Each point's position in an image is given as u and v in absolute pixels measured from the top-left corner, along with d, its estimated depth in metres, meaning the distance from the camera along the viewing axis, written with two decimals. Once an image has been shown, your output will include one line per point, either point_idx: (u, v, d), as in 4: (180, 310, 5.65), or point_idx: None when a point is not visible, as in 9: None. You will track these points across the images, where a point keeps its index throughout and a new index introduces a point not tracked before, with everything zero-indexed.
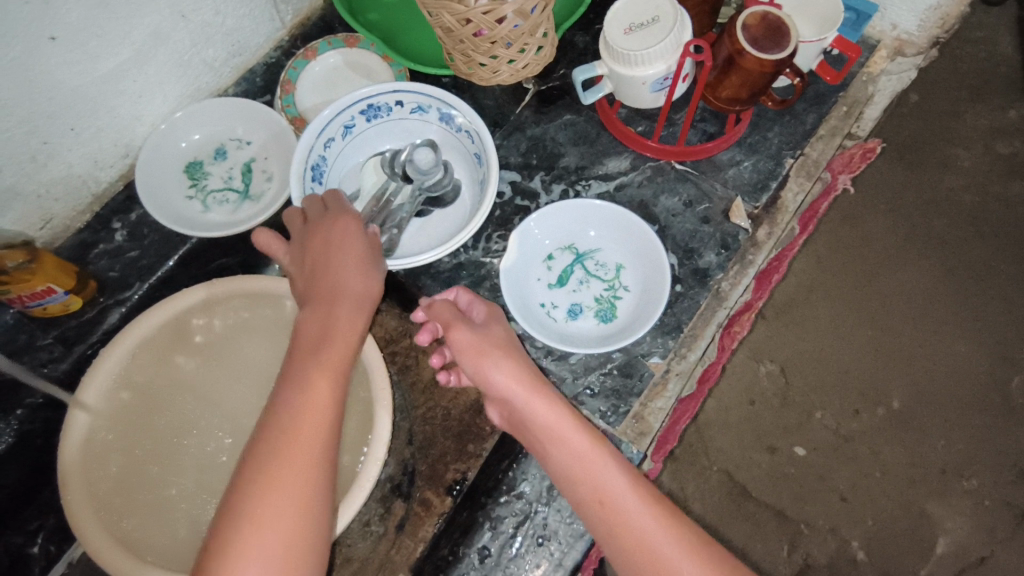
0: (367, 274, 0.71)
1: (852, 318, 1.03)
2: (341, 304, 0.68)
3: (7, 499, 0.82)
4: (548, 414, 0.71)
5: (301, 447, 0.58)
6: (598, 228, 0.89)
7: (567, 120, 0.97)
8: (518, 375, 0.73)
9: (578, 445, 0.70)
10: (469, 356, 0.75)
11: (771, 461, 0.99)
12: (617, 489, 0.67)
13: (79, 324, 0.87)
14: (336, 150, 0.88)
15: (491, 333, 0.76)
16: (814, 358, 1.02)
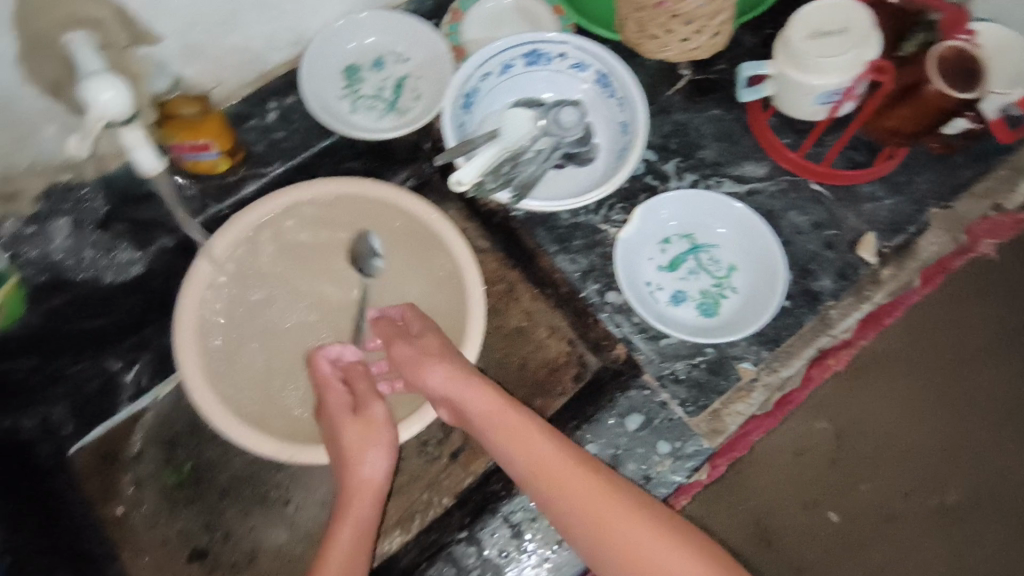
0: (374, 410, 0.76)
1: (926, 400, 0.95)
2: (365, 448, 0.75)
3: (121, 324, 0.89)
4: (499, 418, 0.71)
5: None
6: (722, 223, 0.88)
7: (715, 114, 0.95)
8: (456, 379, 0.74)
9: (532, 457, 0.68)
10: (411, 367, 0.76)
11: (805, 518, 0.92)
12: (586, 493, 0.65)
13: (219, 185, 0.92)
14: (489, 85, 0.90)
15: (426, 341, 0.77)
16: (875, 428, 0.94)
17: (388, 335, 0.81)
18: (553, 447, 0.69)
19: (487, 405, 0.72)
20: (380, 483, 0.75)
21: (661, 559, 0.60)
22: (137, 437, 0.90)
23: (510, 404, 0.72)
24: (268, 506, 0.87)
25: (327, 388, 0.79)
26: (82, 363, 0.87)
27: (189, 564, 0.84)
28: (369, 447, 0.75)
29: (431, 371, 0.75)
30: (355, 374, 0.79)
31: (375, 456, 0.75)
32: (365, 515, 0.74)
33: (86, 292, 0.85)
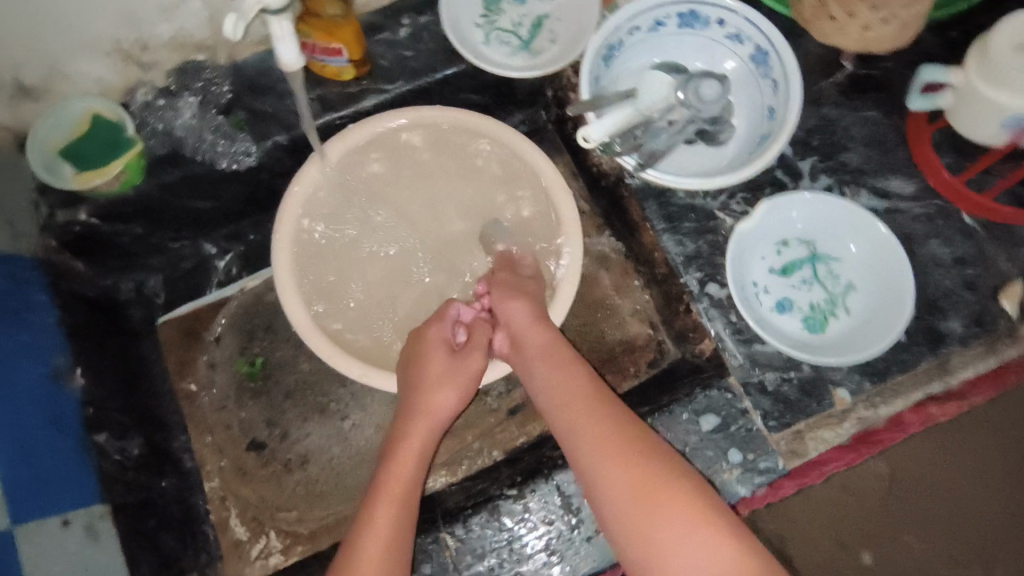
0: (455, 361, 0.77)
1: (1006, 474, 0.87)
2: (450, 380, 0.76)
3: (226, 212, 0.93)
4: (544, 353, 0.75)
5: (385, 522, 0.67)
6: (852, 237, 0.80)
7: (870, 116, 0.86)
8: (533, 320, 0.76)
9: (593, 414, 0.69)
10: (496, 301, 0.79)
11: (835, 555, 0.86)
12: (602, 432, 0.67)
13: (339, 95, 0.90)
14: (635, 41, 0.84)
15: (520, 282, 0.80)
16: (941, 487, 0.87)
17: (501, 287, 0.80)
18: (587, 387, 0.71)
19: (540, 341, 0.75)
20: (441, 414, 0.75)
21: (659, 504, 0.62)
22: (219, 322, 0.93)
23: (561, 344, 0.76)
24: (327, 416, 0.89)
25: (440, 330, 0.79)
26: (182, 240, 0.92)
27: (247, 452, 0.87)
28: (447, 382, 0.76)
29: (518, 312, 0.77)
30: (481, 323, 0.80)
31: (453, 391, 0.76)
32: (421, 441, 0.74)
33: (199, 173, 0.85)
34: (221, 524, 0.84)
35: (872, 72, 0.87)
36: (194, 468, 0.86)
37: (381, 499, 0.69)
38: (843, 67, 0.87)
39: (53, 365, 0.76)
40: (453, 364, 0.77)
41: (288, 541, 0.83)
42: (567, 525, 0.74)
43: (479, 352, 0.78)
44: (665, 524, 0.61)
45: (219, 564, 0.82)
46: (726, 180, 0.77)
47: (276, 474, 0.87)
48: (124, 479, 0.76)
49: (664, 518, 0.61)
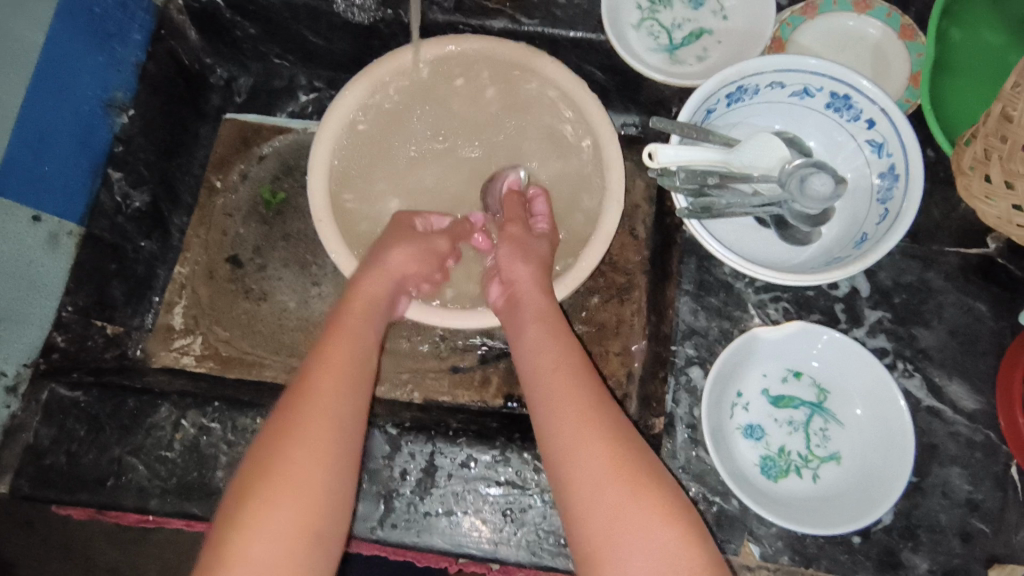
0: (428, 243, 0.76)
1: None
2: (410, 247, 0.74)
3: (330, 57, 0.95)
4: (537, 313, 0.71)
5: (343, 362, 0.61)
6: (867, 412, 0.70)
7: (975, 309, 0.74)
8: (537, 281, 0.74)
9: (564, 362, 0.66)
10: (509, 248, 0.77)
11: None
12: (579, 386, 0.64)
13: (476, 3, 0.86)
14: (773, 98, 0.75)
15: (532, 242, 0.77)
16: None
17: (514, 246, 0.76)
18: (567, 354, 0.67)
19: (536, 303, 0.72)
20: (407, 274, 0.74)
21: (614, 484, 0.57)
22: (272, 144, 0.97)
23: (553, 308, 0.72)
24: (303, 273, 0.91)
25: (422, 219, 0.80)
26: (283, 60, 0.96)
27: (224, 262, 0.92)
28: (417, 243, 0.75)
29: (527, 272, 0.74)
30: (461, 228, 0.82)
31: (414, 254, 0.74)
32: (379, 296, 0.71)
33: (321, 10, 0.86)
34: (167, 306, 0.90)
35: (1011, 267, 0.74)
36: (178, 249, 0.92)
37: (341, 334, 0.64)
38: (985, 245, 0.75)
39: (111, 94, 0.81)
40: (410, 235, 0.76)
41: (206, 351, 0.88)
42: (417, 492, 0.71)
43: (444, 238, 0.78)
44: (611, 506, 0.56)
45: (147, 334, 0.88)
46: (767, 276, 0.67)
47: (234, 293, 0.91)
48: (114, 219, 0.82)
49: (613, 498, 0.56)
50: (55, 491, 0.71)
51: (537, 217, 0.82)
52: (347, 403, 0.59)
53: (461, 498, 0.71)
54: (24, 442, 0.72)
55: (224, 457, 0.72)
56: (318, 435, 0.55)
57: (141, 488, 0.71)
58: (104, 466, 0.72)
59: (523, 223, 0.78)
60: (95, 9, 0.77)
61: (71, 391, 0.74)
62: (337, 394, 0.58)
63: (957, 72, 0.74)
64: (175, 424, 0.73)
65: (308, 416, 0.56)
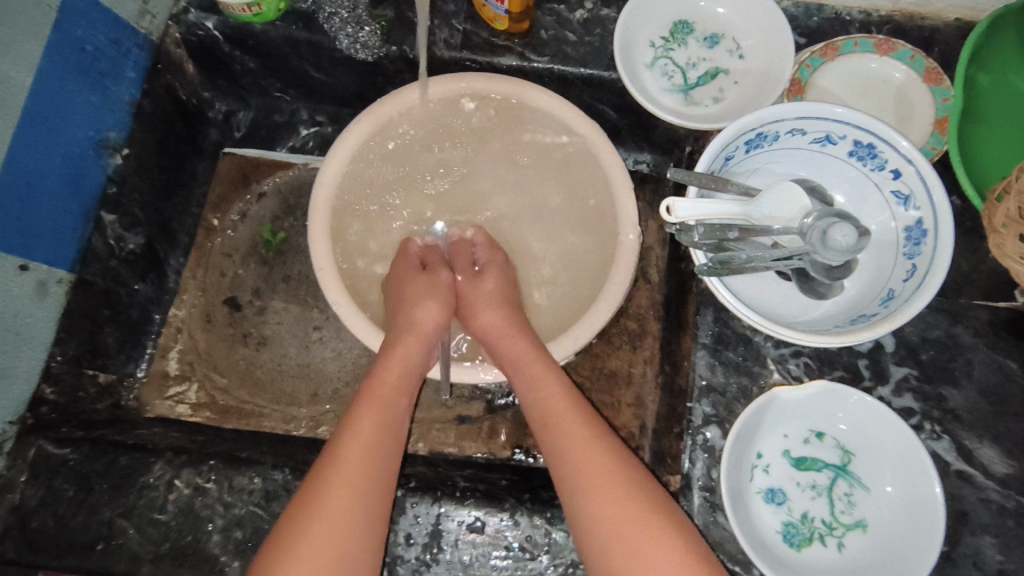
0: (439, 304, 0.75)
1: None
2: (432, 299, 0.75)
3: (333, 92, 0.92)
4: (524, 362, 0.69)
5: (366, 433, 0.62)
6: (895, 478, 0.67)
7: (1005, 365, 0.70)
8: (506, 326, 0.73)
9: (564, 422, 0.64)
10: (469, 296, 0.77)
11: None
12: (594, 449, 0.61)
13: (484, 40, 0.83)
14: (793, 144, 0.72)
15: (481, 283, 0.77)
16: None
17: (489, 292, 0.76)
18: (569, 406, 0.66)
19: (528, 355, 0.70)
20: (428, 330, 0.72)
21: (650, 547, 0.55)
22: (271, 181, 0.94)
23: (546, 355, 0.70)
24: (304, 317, 0.89)
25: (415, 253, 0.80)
26: (284, 94, 0.93)
27: (222, 305, 0.89)
28: (426, 299, 0.74)
29: (490, 318, 0.74)
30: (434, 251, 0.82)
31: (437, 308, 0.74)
32: (413, 356, 0.70)
33: (323, 45, 0.83)
34: (162, 351, 0.86)
35: None
36: (173, 291, 0.89)
37: (368, 401, 0.65)
38: (1012, 298, 0.72)
39: (103, 134, 0.78)
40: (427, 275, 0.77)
41: (203, 399, 0.85)
42: (424, 558, 0.67)
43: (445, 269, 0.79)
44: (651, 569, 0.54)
45: (140, 378, 0.85)
46: (790, 337, 0.64)
47: (232, 338, 0.88)
48: (107, 264, 0.79)
49: (647, 563, 0.54)
50: (42, 557, 0.67)
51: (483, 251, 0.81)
52: (377, 473, 0.60)
53: (468, 566, 0.67)
54: (8, 503, 0.68)
55: (219, 520, 0.68)
56: (337, 514, 0.56)
57: (132, 554, 0.67)
58: (92, 530, 0.68)
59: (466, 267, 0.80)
60: (87, 47, 0.74)
61: (60, 448, 0.71)
62: (359, 469, 0.59)
63: (983, 122, 0.72)
64: (168, 484, 0.70)
65: (327, 492, 0.57)
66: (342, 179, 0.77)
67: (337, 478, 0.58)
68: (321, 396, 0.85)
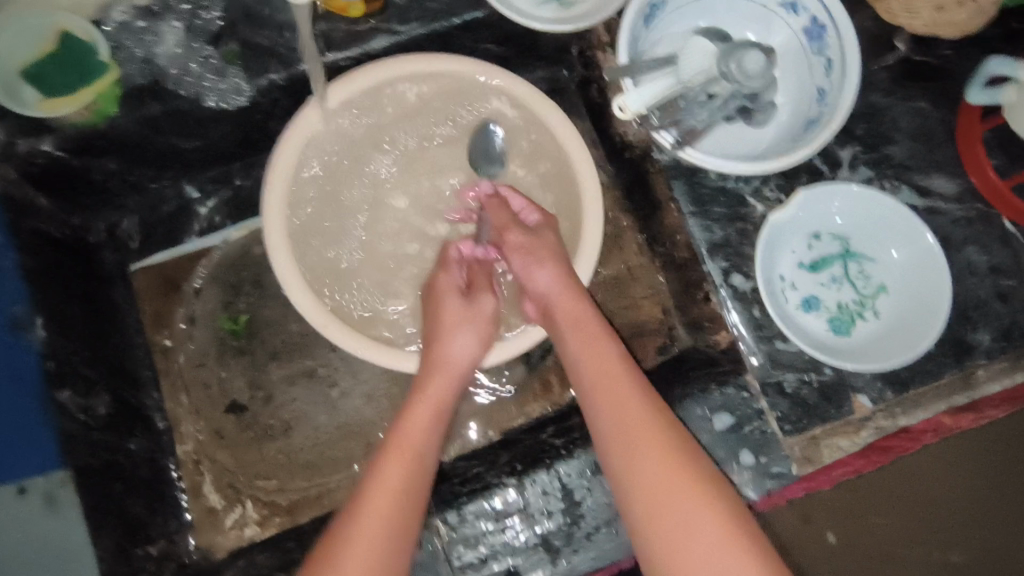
0: (472, 342, 0.71)
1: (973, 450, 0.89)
2: (464, 323, 0.71)
3: (208, 152, 0.83)
4: (573, 327, 0.68)
5: (387, 484, 0.60)
6: (893, 237, 0.76)
7: (919, 107, 0.80)
8: (560, 288, 0.70)
9: (614, 382, 0.64)
10: (515, 258, 0.73)
11: (800, 529, 0.87)
12: (641, 412, 0.61)
13: (346, 32, 0.79)
14: (681, 3, 0.76)
15: (541, 238, 0.73)
16: (905, 463, 0.88)
17: (522, 253, 0.72)
18: (614, 364, 0.65)
19: (574, 312, 0.69)
20: (463, 366, 0.70)
21: (697, 527, 0.54)
22: (199, 273, 0.86)
23: (592, 317, 0.69)
24: (314, 382, 0.83)
25: (447, 277, 0.74)
26: (160, 181, 0.84)
27: (226, 415, 0.82)
28: (462, 325, 0.71)
29: (541, 279, 0.71)
30: (481, 269, 0.76)
31: (463, 314, 0.72)
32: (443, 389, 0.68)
33: (186, 110, 0.76)
34: (194, 490, 0.80)
35: (928, 59, 0.81)
36: (166, 429, 0.81)
37: (389, 454, 0.62)
38: (899, 50, 0.81)
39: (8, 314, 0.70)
40: (468, 299, 0.73)
41: (264, 511, 0.79)
42: (567, 518, 0.69)
43: (486, 293, 0.74)
44: (696, 541, 0.54)
45: (189, 528, 0.78)
46: (774, 168, 0.69)
47: (255, 440, 0.82)
48: (88, 439, 0.70)
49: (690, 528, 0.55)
50: None
51: (522, 209, 0.77)
52: (397, 525, 0.58)
53: (609, 503, 0.70)
54: None
55: None
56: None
57: None
58: None
59: (517, 222, 0.74)
60: None
61: None
62: (379, 525, 0.58)
63: None
64: None
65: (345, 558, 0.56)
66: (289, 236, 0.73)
67: (348, 546, 0.56)
68: (374, 444, 0.82)
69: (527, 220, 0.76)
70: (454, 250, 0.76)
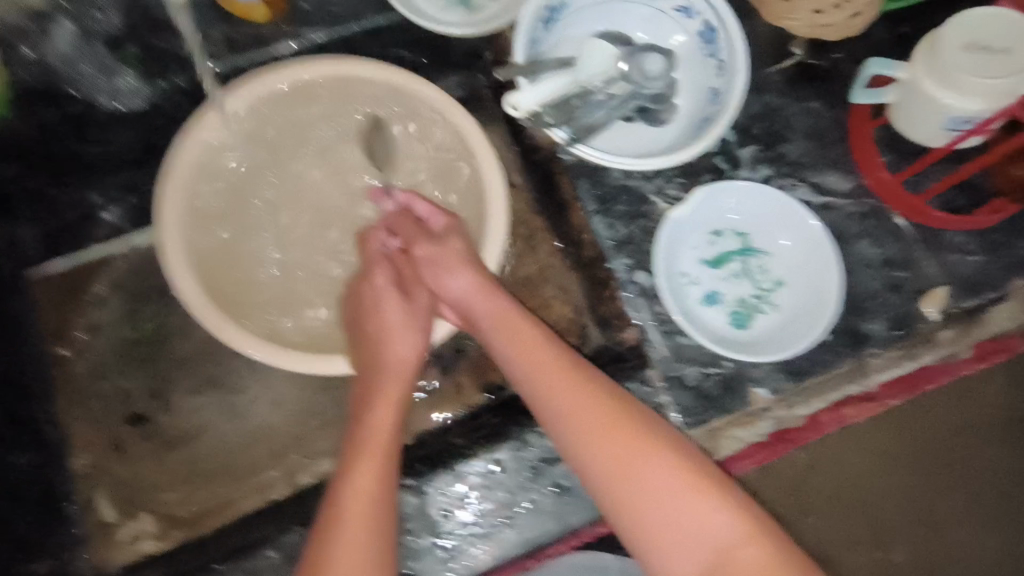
0: (414, 333, 0.70)
1: (916, 454, 0.87)
2: (402, 316, 0.70)
3: (108, 157, 0.80)
4: (502, 329, 0.68)
5: (366, 483, 0.60)
6: (785, 233, 0.78)
7: (813, 107, 0.83)
8: (476, 290, 0.69)
9: (556, 378, 0.64)
10: (429, 265, 0.71)
11: None
12: (594, 402, 0.62)
13: (250, 36, 0.80)
14: (580, 6, 0.77)
15: (445, 245, 0.71)
16: (851, 473, 0.86)
17: (431, 258, 0.71)
18: (552, 360, 0.65)
19: (496, 314, 0.69)
20: (410, 356, 0.69)
21: (669, 497, 0.57)
22: (100, 282, 0.84)
23: (516, 316, 0.68)
24: (220, 389, 0.81)
25: (373, 278, 0.73)
26: (60, 187, 0.79)
27: (125, 425, 0.80)
28: (401, 320, 0.70)
29: (456, 283, 0.70)
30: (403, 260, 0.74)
31: (404, 312, 0.71)
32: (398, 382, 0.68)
33: (82, 111, 0.77)
34: (88, 504, 0.77)
35: (820, 62, 0.84)
36: (61, 441, 0.78)
37: (362, 452, 0.62)
38: (793, 53, 0.84)
39: None
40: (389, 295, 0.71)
41: (163, 524, 0.77)
42: (465, 516, 0.70)
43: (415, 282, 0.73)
44: (670, 508, 0.57)
45: (85, 543, 0.76)
46: (664, 164, 0.70)
47: (156, 450, 0.79)
48: None
49: (660, 500, 0.57)
50: None
51: (426, 215, 0.75)
52: (383, 526, 0.59)
53: (508, 500, 0.71)
54: None
55: None
56: None
57: None
58: None
59: (424, 234, 0.73)
60: None
61: None
62: (366, 530, 0.58)
63: None
64: None
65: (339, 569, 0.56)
66: (186, 241, 0.70)
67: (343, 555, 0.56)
68: (281, 450, 0.80)
69: (433, 225, 0.74)
70: (374, 240, 0.75)
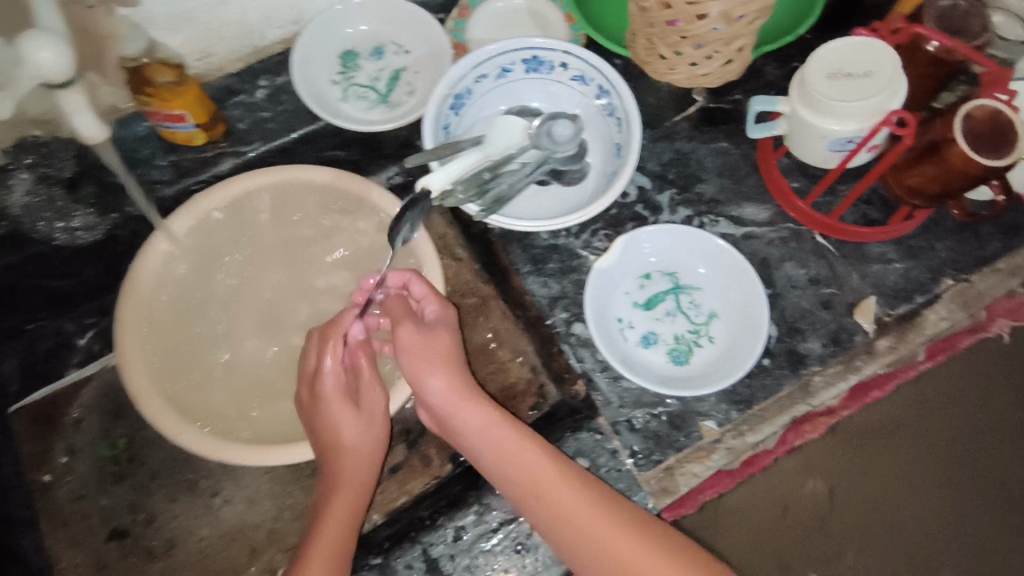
0: (369, 426, 0.72)
1: (931, 467, 0.90)
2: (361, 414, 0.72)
3: (75, 285, 0.87)
4: (462, 415, 0.70)
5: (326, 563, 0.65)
6: (705, 263, 0.81)
7: (721, 147, 0.88)
8: (460, 398, 0.70)
9: (509, 452, 0.67)
10: (408, 358, 0.71)
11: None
12: (541, 468, 0.66)
13: (195, 158, 0.88)
14: (486, 88, 0.84)
15: (434, 339, 0.71)
16: (874, 498, 0.89)
17: (414, 357, 0.70)
18: (506, 434, 0.68)
19: (471, 417, 0.69)
20: (373, 446, 0.72)
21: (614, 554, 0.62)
22: (78, 403, 0.88)
23: (480, 406, 0.69)
24: (195, 495, 0.84)
25: (332, 374, 0.72)
26: (38, 321, 0.86)
27: (108, 543, 0.82)
28: (361, 419, 0.71)
29: (434, 388, 0.69)
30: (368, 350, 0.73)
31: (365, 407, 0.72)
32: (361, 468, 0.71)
33: (43, 251, 0.82)
34: None
35: (721, 105, 0.90)
36: (47, 566, 0.80)
37: (325, 537, 0.66)
38: (695, 101, 0.90)
39: None
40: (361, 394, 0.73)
41: None
42: None
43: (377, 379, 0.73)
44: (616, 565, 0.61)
45: None
46: (575, 219, 0.75)
47: (138, 563, 0.81)
48: None
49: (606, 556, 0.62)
50: None
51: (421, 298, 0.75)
52: None
53: (474, 565, 0.74)
54: None
55: None
56: None
57: None
58: None
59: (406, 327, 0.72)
60: None
61: None
62: None
63: None
64: None
65: None
66: (146, 356, 0.76)
67: None
68: (258, 546, 0.81)
69: (426, 314, 0.74)
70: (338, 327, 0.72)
